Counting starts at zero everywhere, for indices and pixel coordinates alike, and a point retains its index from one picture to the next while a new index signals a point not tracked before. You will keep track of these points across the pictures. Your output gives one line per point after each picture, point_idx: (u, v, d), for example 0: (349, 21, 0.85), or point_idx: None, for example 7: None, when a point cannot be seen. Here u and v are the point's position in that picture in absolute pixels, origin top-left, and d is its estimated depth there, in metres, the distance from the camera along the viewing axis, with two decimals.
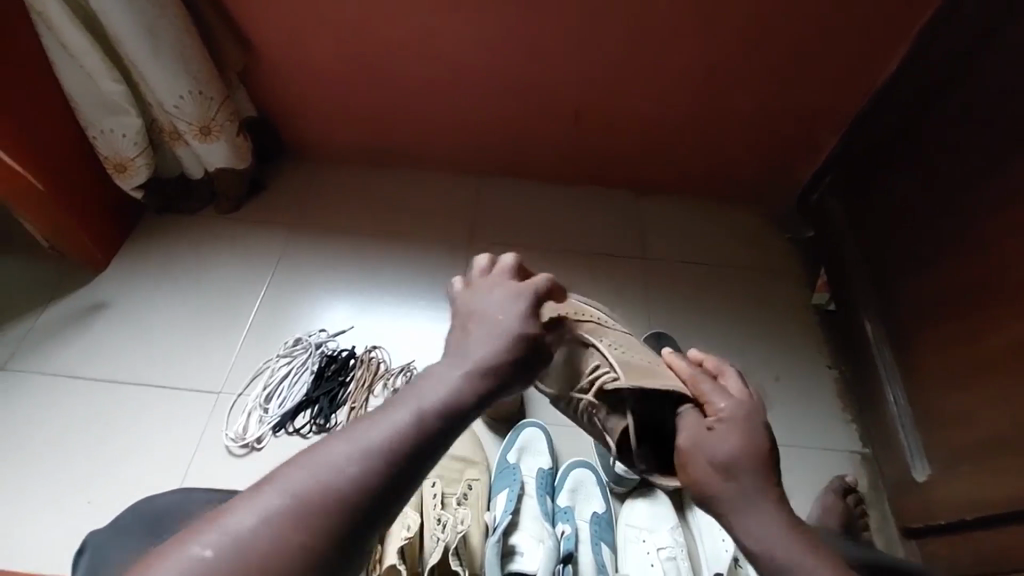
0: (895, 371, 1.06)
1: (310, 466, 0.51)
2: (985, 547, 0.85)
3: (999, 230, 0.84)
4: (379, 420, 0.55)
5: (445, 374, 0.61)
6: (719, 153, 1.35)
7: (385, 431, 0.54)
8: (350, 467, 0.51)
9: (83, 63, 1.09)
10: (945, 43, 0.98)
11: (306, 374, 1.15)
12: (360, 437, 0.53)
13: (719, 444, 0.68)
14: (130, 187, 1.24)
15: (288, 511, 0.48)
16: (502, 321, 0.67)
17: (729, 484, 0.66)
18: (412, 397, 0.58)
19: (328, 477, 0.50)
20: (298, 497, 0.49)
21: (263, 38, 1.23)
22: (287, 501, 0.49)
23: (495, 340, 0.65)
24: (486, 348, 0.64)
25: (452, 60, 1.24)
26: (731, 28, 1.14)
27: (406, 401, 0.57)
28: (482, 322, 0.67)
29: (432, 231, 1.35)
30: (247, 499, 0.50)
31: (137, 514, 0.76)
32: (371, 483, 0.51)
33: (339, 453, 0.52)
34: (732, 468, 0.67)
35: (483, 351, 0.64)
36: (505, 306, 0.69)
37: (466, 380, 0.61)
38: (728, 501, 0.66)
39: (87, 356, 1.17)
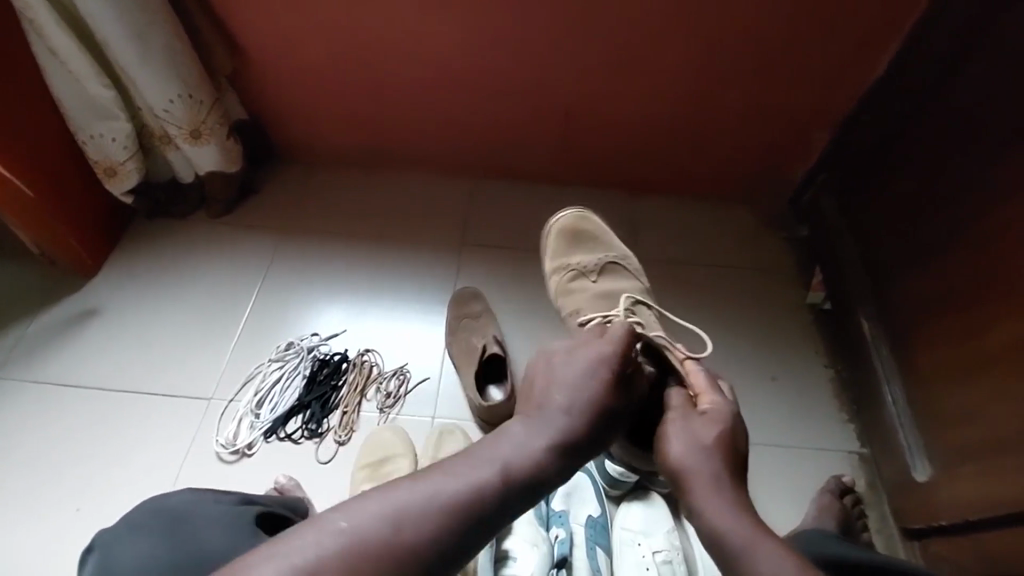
0: (892, 370, 1.05)
1: (385, 509, 0.57)
2: (988, 549, 0.84)
3: (997, 226, 0.82)
4: (462, 473, 0.61)
5: (520, 439, 0.64)
6: (714, 151, 1.34)
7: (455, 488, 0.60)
8: (439, 499, 0.58)
9: (70, 68, 1.08)
10: (940, 38, 0.97)
11: (298, 378, 1.14)
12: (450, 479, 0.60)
13: (700, 429, 0.69)
14: (120, 192, 1.23)
15: (351, 548, 0.55)
16: (581, 384, 0.67)
17: (704, 460, 0.67)
18: (491, 457, 0.63)
19: (426, 503, 0.58)
20: (363, 536, 0.55)
21: (252, 41, 1.22)
22: (391, 517, 0.57)
23: (573, 404, 0.66)
24: (565, 417, 0.65)
25: (444, 61, 1.23)
26: (725, 25, 1.13)
27: (488, 461, 0.62)
28: (563, 381, 0.68)
29: (426, 233, 1.34)
30: (357, 502, 0.58)
31: (153, 512, 0.72)
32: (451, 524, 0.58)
33: (437, 485, 0.59)
34: (708, 452, 0.68)
35: (560, 419, 0.65)
36: (587, 375, 0.67)
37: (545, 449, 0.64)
38: (697, 482, 0.67)
39: (78, 363, 1.16)
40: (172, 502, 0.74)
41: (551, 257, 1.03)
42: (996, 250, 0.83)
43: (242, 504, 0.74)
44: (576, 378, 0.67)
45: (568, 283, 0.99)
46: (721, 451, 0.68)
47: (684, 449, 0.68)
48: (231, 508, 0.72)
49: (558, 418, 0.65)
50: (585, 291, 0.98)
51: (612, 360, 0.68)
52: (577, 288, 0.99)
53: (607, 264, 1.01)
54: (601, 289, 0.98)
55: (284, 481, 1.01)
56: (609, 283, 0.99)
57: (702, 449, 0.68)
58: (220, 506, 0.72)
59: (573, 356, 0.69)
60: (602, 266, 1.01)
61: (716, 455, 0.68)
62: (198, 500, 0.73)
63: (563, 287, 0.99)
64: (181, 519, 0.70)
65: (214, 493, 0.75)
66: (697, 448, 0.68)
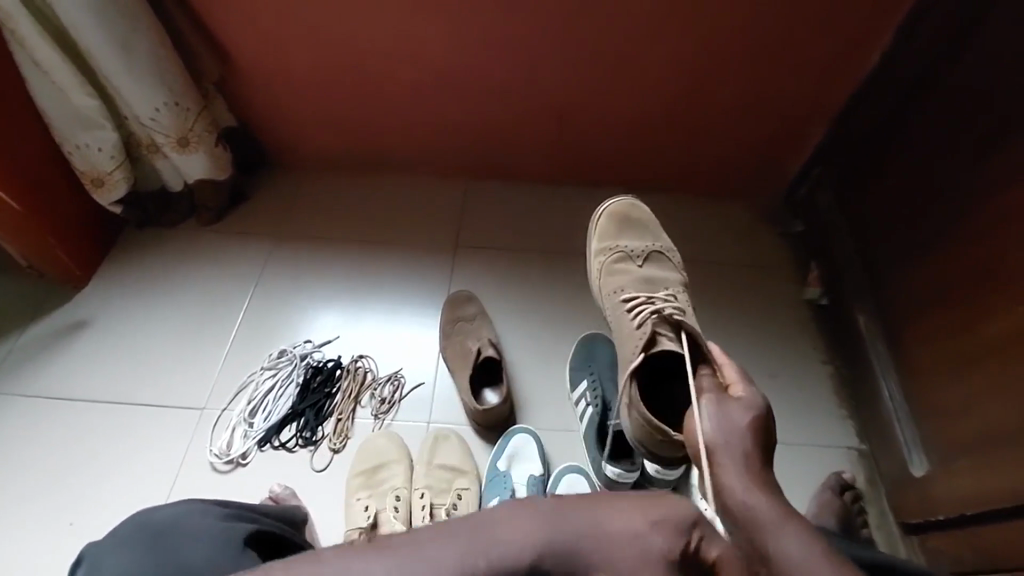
0: (889, 364, 1.04)
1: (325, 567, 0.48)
2: (987, 543, 0.83)
3: (992, 217, 0.82)
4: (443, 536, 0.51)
5: (508, 536, 0.51)
6: (707, 147, 1.33)
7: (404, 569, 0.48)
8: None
9: (54, 78, 1.07)
10: (932, 28, 0.96)
11: (291, 387, 1.13)
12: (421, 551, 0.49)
13: (732, 412, 0.67)
14: (108, 202, 1.22)
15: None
16: (611, 545, 0.51)
17: (734, 441, 0.64)
18: (475, 528, 0.51)
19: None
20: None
21: (238, 47, 1.21)
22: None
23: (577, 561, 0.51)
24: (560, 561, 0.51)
25: (432, 63, 1.22)
26: (715, 20, 1.12)
27: (468, 529, 0.51)
28: (595, 532, 0.52)
29: (417, 236, 1.33)
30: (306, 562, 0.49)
31: (140, 526, 0.71)
32: None
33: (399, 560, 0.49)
34: (740, 435, 0.65)
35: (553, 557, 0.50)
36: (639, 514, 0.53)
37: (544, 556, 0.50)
38: (727, 462, 0.63)
39: (70, 375, 1.15)
40: (160, 516, 0.73)
41: (599, 238, 1.05)
42: (991, 241, 0.82)
43: (229, 517, 0.73)
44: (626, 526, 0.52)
45: (612, 264, 1.01)
46: (753, 434, 0.65)
47: (715, 429, 0.66)
48: (218, 521, 0.71)
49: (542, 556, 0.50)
50: (629, 273, 0.99)
51: None
52: (622, 269, 1.00)
53: (653, 252, 1.02)
54: (645, 274, 0.99)
55: (279, 490, 1.00)
56: (652, 269, 1.00)
57: (735, 431, 0.65)
58: (207, 518, 0.71)
59: (639, 515, 0.53)
60: (648, 253, 1.02)
61: (748, 437, 0.65)
62: (186, 512, 0.73)
63: (607, 267, 1.01)
64: (168, 531, 0.69)
65: (202, 504, 0.75)
66: (729, 429, 0.65)
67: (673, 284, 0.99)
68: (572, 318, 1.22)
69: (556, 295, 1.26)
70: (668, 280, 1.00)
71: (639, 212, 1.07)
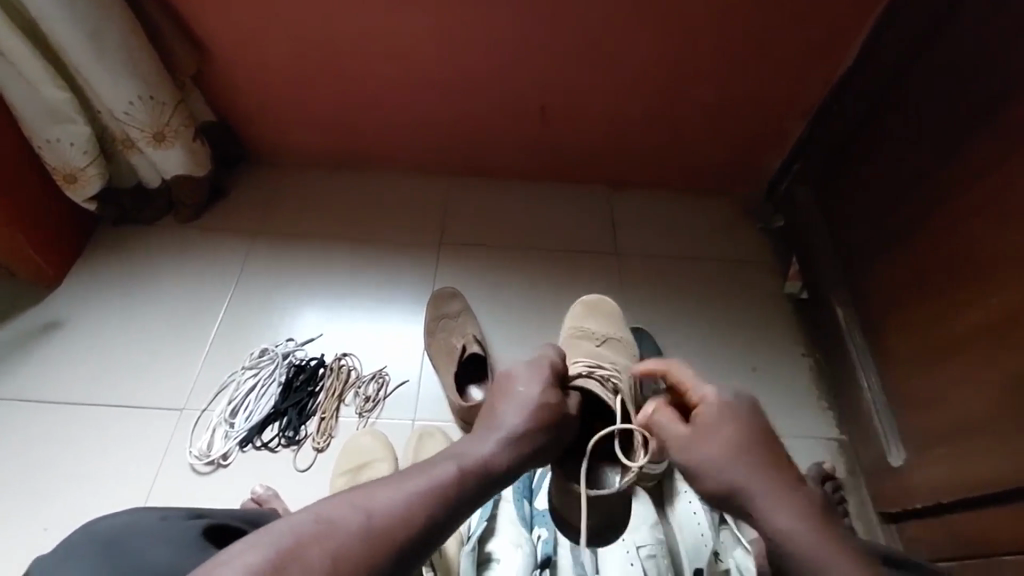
0: (868, 359, 1.05)
1: (357, 506, 0.59)
2: (963, 529, 0.85)
3: (965, 212, 0.84)
4: (422, 474, 0.62)
5: (477, 445, 0.66)
6: (689, 144, 1.34)
7: (424, 483, 0.62)
8: (393, 509, 0.59)
9: (23, 70, 1.03)
10: (906, 27, 0.98)
11: (273, 385, 1.12)
12: (405, 487, 0.61)
13: (702, 449, 0.66)
14: (81, 199, 1.19)
15: (321, 543, 0.56)
16: (528, 392, 0.70)
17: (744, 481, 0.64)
18: (451, 457, 0.65)
19: (366, 512, 0.59)
20: (333, 526, 0.57)
21: (216, 41, 1.18)
22: (325, 530, 0.57)
23: (527, 417, 0.67)
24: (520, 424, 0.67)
25: (414, 58, 1.20)
26: (695, 18, 1.12)
27: (444, 457, 0.65)
28: (516, 399, 0.69)
29: (402, 234, 1.32)
30: (287, 527, 0.57)
31: (90, 534, 0.65)
32: (406, 524, 0.59)
33: (383, 494, 0.60)
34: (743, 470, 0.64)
35: (514, 428, 0.67)
36: (529, 380, 0.71)
37: (499, 447, 0.66)
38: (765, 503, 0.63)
39: (42, 376, 1.12)
40: (111, 524, 0.67)
41: (572, 318, 1.06)
42: (967, 234, 0.83)
43: (190, 519, 0.70)
44: (526, 396, 0.69)
45: (572, 338, 1.01)
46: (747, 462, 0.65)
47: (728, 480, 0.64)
48: (179, 523, 0.69)
49: (512, 429, 0.66)
50: (581, 346, 0.98)
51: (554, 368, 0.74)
52: (577, 343, 0.99)
53: (613, 339, 1.01)
54: (600, 351, 0.96)
55: (261, 491, 0.97)
56: (606, 350, 0.97)
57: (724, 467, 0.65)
58: (176, 524, 0.68)
59: (522, 373, 0.72)
60: (608, 336, 1.01)
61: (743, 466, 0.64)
62: (137, 522, 0.67)
63: (567, 339, 1.01)
64: (122, 538, 0.65)
65: (153, 510, 0.71)
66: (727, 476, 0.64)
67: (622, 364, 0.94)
68: (560, 317, 1.23)
69: (541, 294, 1.25)
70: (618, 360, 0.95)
71: (616, 311, 1.07)
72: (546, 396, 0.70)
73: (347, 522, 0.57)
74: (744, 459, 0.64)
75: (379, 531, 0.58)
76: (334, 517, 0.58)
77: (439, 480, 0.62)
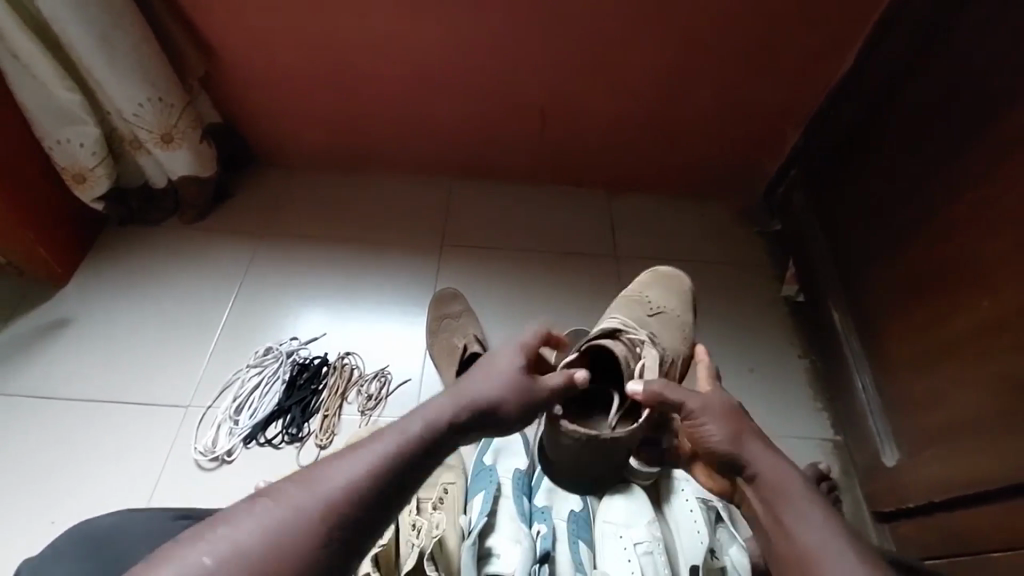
0: (863, 360, 1.07)
1: (309, 478, 0.61)
2: (953, 527, 0.87)
3: (956, 216, 0.86)
4: (380, 438, 0.65)
5: (445, 408, 0.70)
6: (689, 148, 1.36)
7: (381, 447, 0.64)
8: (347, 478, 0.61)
9: (35, 72, 1.06)
10: (901, 36, 1.01)
11: (277, 383, 1.13)
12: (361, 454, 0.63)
13: (706, 409, 0.73)
14: (89, 199, 1.21)
15: (278, 524, 0.57)
16: (504, 365, 0.75)
17: (737, 435, 0.71)
18: (416, 417, 0.68)
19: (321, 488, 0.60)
20: (289, 505, 0.58)
21: (224, 45, 1.21)
22: (281, 511, 0.58)
23: (497, 388, 0.73)
24: (488, 393, 0.72)
25: (419, 62, 1.23)
26: (696, 26, 1.15)
27: (408, 418, 0.68)
28: (490, 372, 0.74)
29: (405, 235, 1.34)
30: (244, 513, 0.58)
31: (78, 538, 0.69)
32: (363, 493, 0.61)
33: (336, 466, 0.62)
34: (740, 425, 0.72)
35: (484, 397, 0.72)
36: (506, 356, 0.76)
37: (461, 409, 0.70)
38: (755, 454, 0.70)
39: (49, 374, 1.13)
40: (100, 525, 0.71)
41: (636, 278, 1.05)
42: (958, 238, 0.85)
43: (175, 519, 0.73)
44: (501, 370, 0.74)
45: (627, 299, 1.01)
46: (742, 420, 0.73)
47: (726, 433, 0.71)
48: (165, 524, 0.72)
49: (478, 395, 0.72)
50: (632, 311, 0.99)
51: (532, 348, 0.78)
52: (632, 306, 1.00)
53: (667, 312, 1.00)
54: (648, 322, 0.97)
55: None
56: (655, 323, 0.97)
57: (720, 421, 0.72)
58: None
59: (503, 350, 0.77)
60: (663, 310, 1.00)
61: (740, 421, 0.73)
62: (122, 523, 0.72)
63: (620, 299, 1.02)
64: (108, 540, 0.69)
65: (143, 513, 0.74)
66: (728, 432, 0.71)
67: (666, 346, 0.95)
68: (560, 318, 1.25)
69: (542, 296, 1.27)
70: (663, 340, 0.95)
71: (690, 295, 1.05)
72: (517, 369, 0.75)
73: (300, 496, 0.59)
74: (737, 416, 0.73)
75: (335, 499, 0.59)
76: (288, 496, 0.59)
77: (398, 442, 0.65)
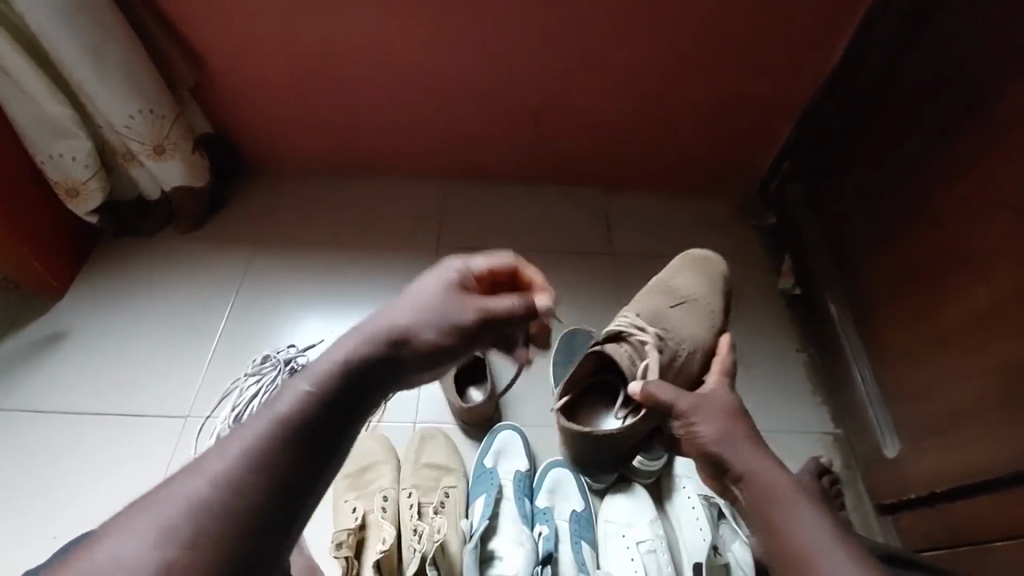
0: (862, 352, 1.07)
1: (197, 466, 0.47)
2: (956, 517, 0.87)
3: (949, 206, 0.86)
4: (279, 397, 0.52)
5: (357, 352, 0.55)
6: (681, 145, 1.36)
7: (279, 414, 0.50)
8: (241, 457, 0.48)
9: (25, 87, 1.06)
10: (889, 28, 1.01)
11: (276, 393, 1.11)
12: (257, 423, 0.50)
13: (699, 408, 0.75)
14: (83, 212, 1.21)
15: (167, 531, 0.44)
16: (426, 296, 0.60)
17: (724, 433, 0.72)
18: (322, 366, 0.54)
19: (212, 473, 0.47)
20: (175, 504, 0.45)
21: (214, 55, 1.21)
22: (166, 512, 0.45)
23: (417, 317, 0.58)
24: (409, 327, 0.58)
25: (410, 67, 1.23)
26: (685, 23, 1.15)
27: (310, 370, 0.54)
28: (409, 301, 0.59)
29: (400, 239, 1.34)
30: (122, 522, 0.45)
31: None
32: (262, 471, 0.47)
33: (227, 445, 0.48)
34: (728, 423, 0.73)
35: (402, 330, 0.57)
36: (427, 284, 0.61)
37: (376, 348, 0.56)
38: (740, 452, 0.70)
39: (46, 388, 1.13)
40: None
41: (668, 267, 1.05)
42: (952, 227, 0.85)
43: None
44: (420, 298, 0.59)
45: (652, 289, 1.02)
46: (733, 418, 0.74)
47: (714, 432, 0.72)
48: None
49: (395, 328, 0.57)
50: (653, 300, 0.99)
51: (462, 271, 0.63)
52: (656, 296, 1.00)
53: (693, 303, 0.98)
54: (666, 313, 0.97)
55: None
56: (675, 313, 0.97)
57: (710, 419, 0.73)
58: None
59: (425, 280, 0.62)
60: (688, 299, 0.99)
61: (729, 420, 0.73)
62: None
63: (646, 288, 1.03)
64: None
65: None
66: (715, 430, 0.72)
67: (682, 337, 0.94)
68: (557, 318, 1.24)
69: None
70: (681, 332, 0.94)
71: (722, 288, 1.03)
72: (443, 287, 0.61)
73: (188, 492, 0.46)
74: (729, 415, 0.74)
75: (230, 486, 0.46)
76: (174, 493, 0.46)
77: (296, 402, 0.51)
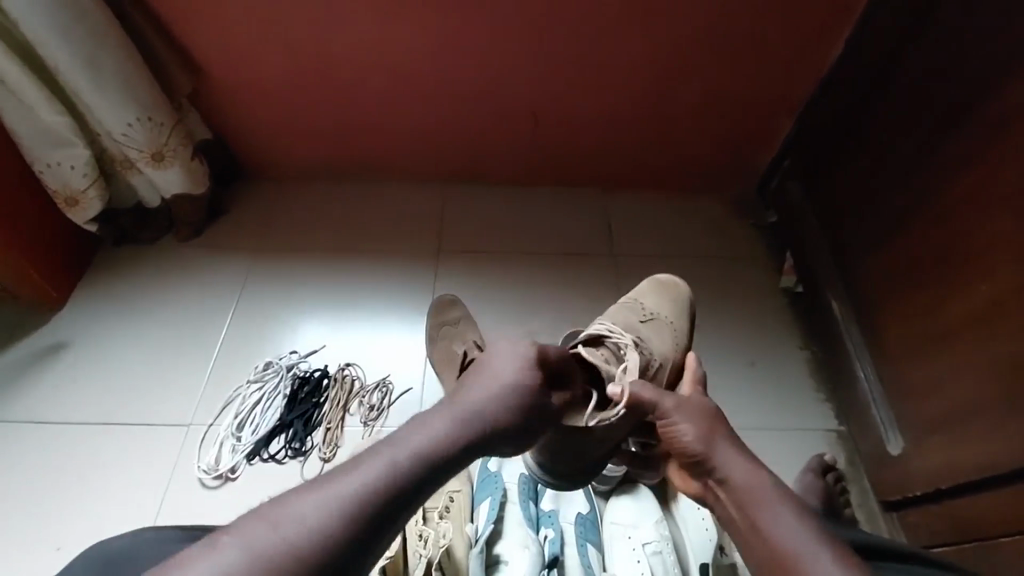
0: (863, 349, 1.07)
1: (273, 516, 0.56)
2: (962, 514, 0.87)
3: (950, 203, 0.86)
4: (362, 468, 0.60)
5: (436, 428, 0.65)
6: (680, 144, 1.36)
7: (360, 483, 0.58)
8: (316, 516, 0.55)
9: (23, 97, 1.05)
10: (887, 25, 1.01)
11: (278, 399, 1.13)
12: (336, 488, 0.58)
13: (683, 409, 0.73)
14: (83, 221, 1.21)
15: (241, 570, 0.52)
16: (506, 373, 0.71)
17: (709, 436, 0.71)
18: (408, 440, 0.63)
19: (292, 529, 0.55)
20: (255, 546, 0.53)
21: (211, 62, 1.21)
22: (244, 555, 0.53)
23: (493, 395, 0.69)
24: (489, 410, 0.68)
25: (407, 70, 1.22)
26: (682, 23, 1.15)
27: (398, 444, 0.63)
28: (486, 378, 0.70)
29: (400, 243, 1.34)
30: (206, 553, 0.53)
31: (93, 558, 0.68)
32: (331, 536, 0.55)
33: (309, 501, 0.57)
34: (712, 427, 0.72)
35: (479, 407, 0.68)
36: (506, 360, 0.73)
37: (451, 431, 0.65)
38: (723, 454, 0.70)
39: (48, 398, 1.13)
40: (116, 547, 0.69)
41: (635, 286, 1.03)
42: (953, 224, 0.85)
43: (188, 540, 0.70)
44: (497, 376, 0.70)
45: (621, 303, 1.00)
46: (715, 422, 0.73)
47: (698, 435, 0.71)
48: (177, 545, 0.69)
49: (471, 408, 0.67)
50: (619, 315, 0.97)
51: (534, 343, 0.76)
52: (624, 310, 0.98)
53: (663, 319, 0.97)
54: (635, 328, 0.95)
55: None
56: (646, 328, 0.95)
57: (695, 422, 0.72)
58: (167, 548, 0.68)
59: (501, 354, 0.74)
60: (656, 315, 0.97)
61: (713, 424, 0.72)
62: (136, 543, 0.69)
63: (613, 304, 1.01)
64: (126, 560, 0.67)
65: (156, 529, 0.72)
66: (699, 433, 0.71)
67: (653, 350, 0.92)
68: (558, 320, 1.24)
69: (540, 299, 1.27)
70: (653, 344, 0.92)
71: (688, 308, 1.00)
72: (514, 375, 0.71)
73: (262, 539, 0.54)
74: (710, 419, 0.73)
75: (301, 543, 0.54)
76: (253, 540, 0.54)
77: (376, 475, 0.59)
